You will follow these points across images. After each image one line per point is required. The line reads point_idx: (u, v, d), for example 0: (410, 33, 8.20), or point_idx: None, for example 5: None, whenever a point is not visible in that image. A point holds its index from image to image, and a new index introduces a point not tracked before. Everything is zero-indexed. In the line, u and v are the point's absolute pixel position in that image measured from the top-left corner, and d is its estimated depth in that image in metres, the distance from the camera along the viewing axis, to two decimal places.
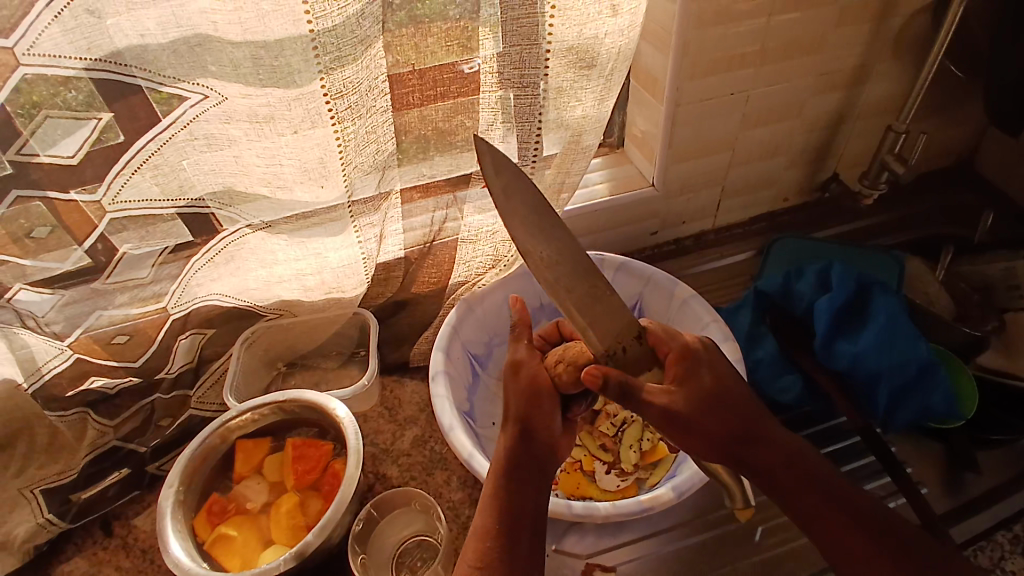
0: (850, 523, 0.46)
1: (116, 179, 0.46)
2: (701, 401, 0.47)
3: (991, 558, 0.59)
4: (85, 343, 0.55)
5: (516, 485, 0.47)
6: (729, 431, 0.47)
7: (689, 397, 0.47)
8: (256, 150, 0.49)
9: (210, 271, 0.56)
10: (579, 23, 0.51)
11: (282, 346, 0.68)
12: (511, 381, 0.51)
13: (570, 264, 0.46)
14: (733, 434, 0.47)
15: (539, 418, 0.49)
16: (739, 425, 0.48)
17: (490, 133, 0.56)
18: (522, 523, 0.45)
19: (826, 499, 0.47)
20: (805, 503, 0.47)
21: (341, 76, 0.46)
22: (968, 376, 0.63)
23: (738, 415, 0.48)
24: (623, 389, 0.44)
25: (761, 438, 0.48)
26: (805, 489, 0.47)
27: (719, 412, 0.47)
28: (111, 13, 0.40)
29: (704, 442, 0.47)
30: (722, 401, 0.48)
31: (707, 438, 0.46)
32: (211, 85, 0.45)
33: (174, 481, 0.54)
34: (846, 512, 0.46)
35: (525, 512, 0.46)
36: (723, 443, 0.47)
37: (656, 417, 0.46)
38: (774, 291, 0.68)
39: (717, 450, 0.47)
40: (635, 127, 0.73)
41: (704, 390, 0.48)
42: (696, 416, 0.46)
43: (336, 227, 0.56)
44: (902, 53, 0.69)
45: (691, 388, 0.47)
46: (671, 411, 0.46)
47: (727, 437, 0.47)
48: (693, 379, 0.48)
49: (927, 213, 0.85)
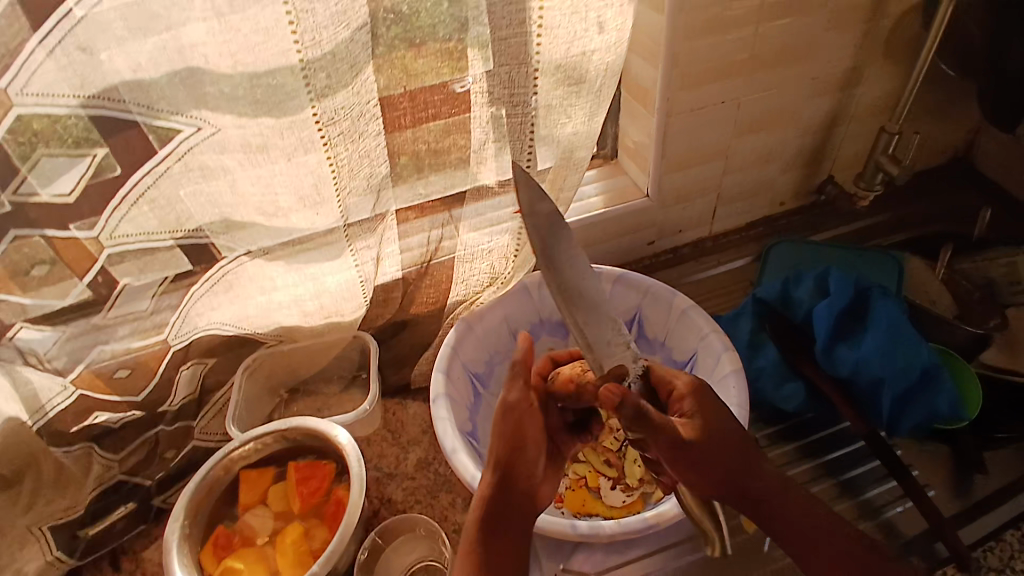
0: (850, 562, 0.46)
1: (114, 214, 0.46)
2: (715, 438, 0.47)
3: (1001, 559, 0.58)
4: (88, 378, 0.55)
5: (506, 497, 0.50)
6: (741, 471, 0.47)
7: (704, 431, 0.47)
8: (250, 179, 0.49)
9: (210, 300, 0.56)
10: (566, 40, 0.51)
11: (283, 372, 0.69)
12: (500, 423, 0.52)
13: (586, 295, 0.47)
14: (742, 473, 0.47)
15: (515, 469, 0.51)
16: (750, 464, 0.48)
17: (483, 151, 0.57)
18: (506, 536, 0.49)
19: (828, 536, 0.47)
20: (804, 540, 0.47)
21: (332, 103, 0.46)
22: (973, 376, 0.63)
23: (749, 451, 0.48)
24: (639, 416, 0.44)
25: (767, 471, 0.48)
26: (806, 526, 0.47)
27: (732, 450, 0.47)
28: (104, 49, 0.40)
29: (713, 480, 0.47)
30: (733, 439, 0.47)
31: (715, 478, 0.47)
32: (204, 116, 0.45)
33: (180, 515, 0.54)
34: (839, 547, 0.47)
35: (510, 526, 0.49)
36: (734, 484, 0.47)
37: (668, 449, 0.46)
38: (773, 298, 0.67)
39: (725, 487, 0.47)
40: (628, 139, 0.73)
41: (720, 428, 0.48)
42: (709, 451, 0.46)
43: (334, 250, 0.56)
44: (891, 55, 0.70)
45: (704, 422, 0.48)
46: (683, 448, 0.45)
47: (737, 477, 0.47)
48: (708, 414, 0.48)
49: (924, 212, 0.85)
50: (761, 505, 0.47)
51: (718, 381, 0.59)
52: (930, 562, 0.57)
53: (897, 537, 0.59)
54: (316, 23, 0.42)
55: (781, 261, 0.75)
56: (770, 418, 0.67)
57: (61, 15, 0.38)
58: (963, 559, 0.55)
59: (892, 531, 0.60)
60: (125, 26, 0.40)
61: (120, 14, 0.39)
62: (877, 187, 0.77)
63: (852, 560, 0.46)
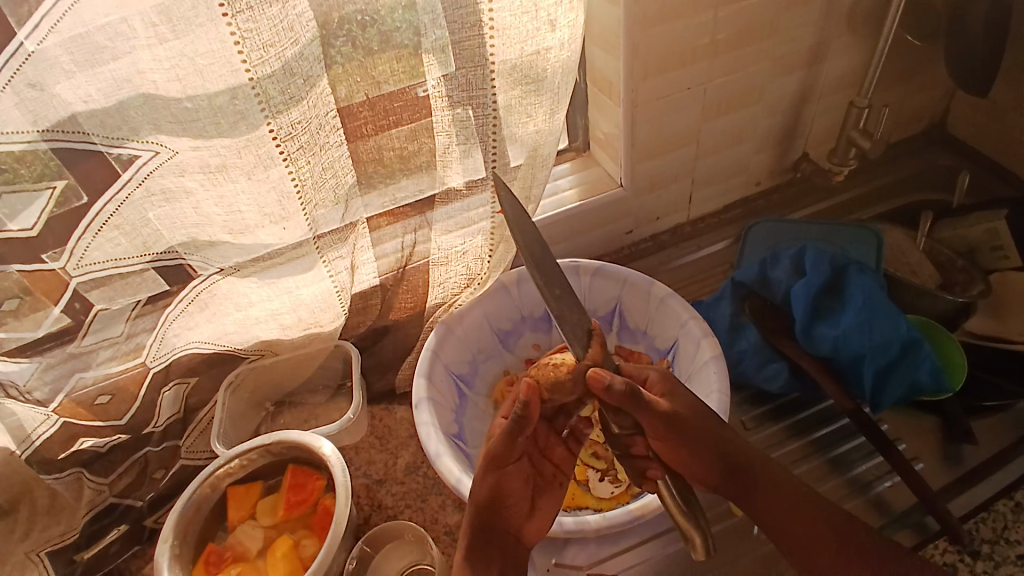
0: (820, 524, 0.47)
1: (81, 242, 0.46)
2: (692, 411, 0.49)
3: (993, 529, 0.58)
4: (69, 407, 0.55)
5: (488, 523, 0.49)
6: (719, 442, 0.49)
7: (685, 407, 0.49)
8: (213, 199, 0.49)
9: (186, 320, 0.56)
10: (519, 41, 0.51)
11: (268, 386, 0.69)
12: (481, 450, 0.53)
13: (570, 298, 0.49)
14: (720, 443, 0.49)
15: (503, 503, 0.50)
16: (717, 435, 0.49)
17: (448, 156, 0.56)
18: (499, 560, 0.49)
19: (800, 498, 0.48)
20: (777, 510, 0.48)
21: (287, 119, 0.46)
22: (956, 346, 0.64)
23: (715, 426, 0.49)
24: (631, 393, 0.46)
25: (739, 443, 0.50)
26: (770, 496, 0.49)
27: (705, 423, 0.49)
28: (54, 83, 0.39)
29: (690, 453, 0.48)
30: (706, 415, 0.49)
31: (693, 452, 0.48)
32: (161, 141, 0.45)
33: (169, 536, 0.54)
34: (808, 520, 0.47)
35: (497, 546, 0.50)
36: (716, 453, 0.49)
37: (652, 425, 0.47)
38: (751, 280, 0.66)
39: (699, 463, 0.48)
40: (598, 130, 0.72)
41: (694, 404, 0.49)
42: (687, 423, 0.48)
43: (306, 264, 0.55)
44: (857, 28, 0.69)
45: (682, 401, 0.49)
46: (672, 417, 0.47)
47: (715, 445, 0.48)
48: (685, 393, 0.50)
49: (903, 181, 0.85)
50: (736, 471, 0.49)
51: (700, 368, 0.59)
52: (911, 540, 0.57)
53: (886, 512, 0.59)
54: (262, 40, 0.41)
55: (760, 242, 0.74)
56: (756, 400, 0.68)
57: (9, 53, 0.37)
58: (953, 531, 0.56)
59: (884, 506, 0.60)
60: (72, 59, 0.39)
61: (66, 47, 0.38)
62: (850, 163, 0.77)
63: (821, 524, 0.47)
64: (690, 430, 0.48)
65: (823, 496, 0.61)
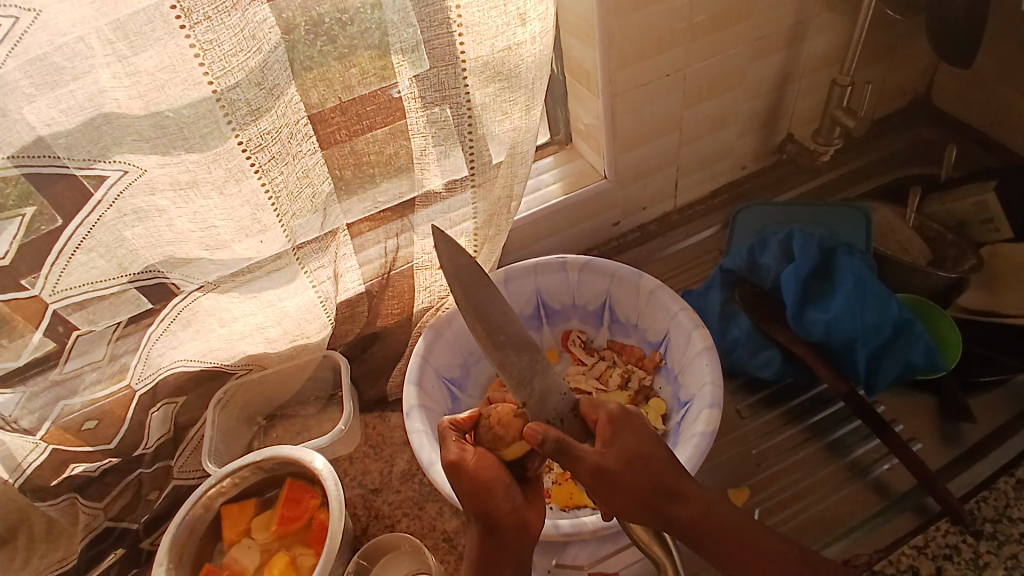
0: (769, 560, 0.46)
1: (54, 269, 0.45)
2: (632, 459, 0.44)
3: (996, 508, 0.56)
4: (57, 433, 0.54)
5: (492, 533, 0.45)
6: (655, 488, 0.44)
7: (624, 458, 0.44)
8: (186, 215, 0.48)
9: (170, 339, 0.56)
10: (489, 37, 0.49)
11: (258, 401, 0.68)
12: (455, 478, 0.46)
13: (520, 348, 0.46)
14: (651, 498, 0.44)
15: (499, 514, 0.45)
16: (662, 478, 0.45)
17: (425, 158, 0.55)
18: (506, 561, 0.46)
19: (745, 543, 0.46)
20: (724, 551, 0.46)
21: (256, 130, 0.44)
22: (951, 326, 0.63)
23: (663, 469, 0.45)
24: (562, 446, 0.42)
25: (682, 490, 0.45)
26: (722, 541, 0.46)
27: (649, 470, 0.44)
28: (15, 108, 0.38)
29: (629, 505, 0.44)
30: (652, 459, 0.45)
31: (632, 501, 0.44)
32: (129, 160, 0.43)
33: (163, 560, 0.53)
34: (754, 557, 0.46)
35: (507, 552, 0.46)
36: (651, 502, 0.44)
37: (587, 477, 0.43)
38: (740, 267, 0.66)
39: (642, 511, 0.44)
40: (579, 122, 0.71)
41: (638, 447, 0.45)
42: (625, 476, 0.43)
43: (288, 275, 0.54)
44: (836, 6, 0.68)
45: (624, 446, 0.44)
46: (602, 472, 0.42)
47: (650, 496, 0.44)
48: (627, 436, 0.45)
49: (889, 156, 0.84)
50: (678, 522, 0.45)
51: (691, 361, 0.59)
52: (882, 541, 0.57)
53: (886, 495, 0.59)
54: (224, 51, 0.40)
55: (749, 226, 0.73)
56: (751, 387, 0.67)
57: None
58: (955, 511, 0.55)
59: (883, 489, 0.60)
60: (32, 83, 0.38)
61: (24, 71, 0.37)
62: (835, 142, 0.76)
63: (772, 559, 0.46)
64: (633, 481, 0.43)
65: (822, 481, 0.61)
